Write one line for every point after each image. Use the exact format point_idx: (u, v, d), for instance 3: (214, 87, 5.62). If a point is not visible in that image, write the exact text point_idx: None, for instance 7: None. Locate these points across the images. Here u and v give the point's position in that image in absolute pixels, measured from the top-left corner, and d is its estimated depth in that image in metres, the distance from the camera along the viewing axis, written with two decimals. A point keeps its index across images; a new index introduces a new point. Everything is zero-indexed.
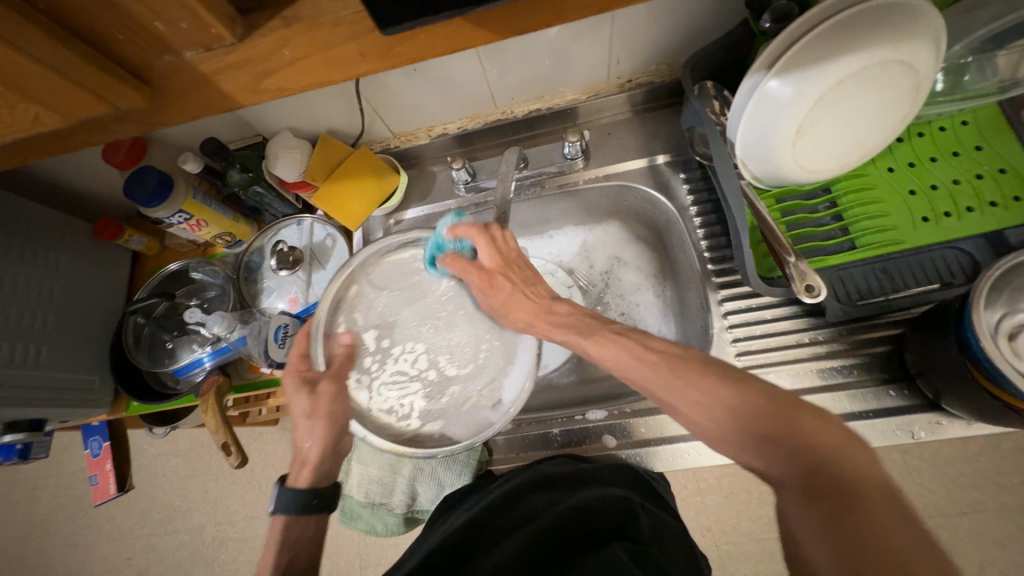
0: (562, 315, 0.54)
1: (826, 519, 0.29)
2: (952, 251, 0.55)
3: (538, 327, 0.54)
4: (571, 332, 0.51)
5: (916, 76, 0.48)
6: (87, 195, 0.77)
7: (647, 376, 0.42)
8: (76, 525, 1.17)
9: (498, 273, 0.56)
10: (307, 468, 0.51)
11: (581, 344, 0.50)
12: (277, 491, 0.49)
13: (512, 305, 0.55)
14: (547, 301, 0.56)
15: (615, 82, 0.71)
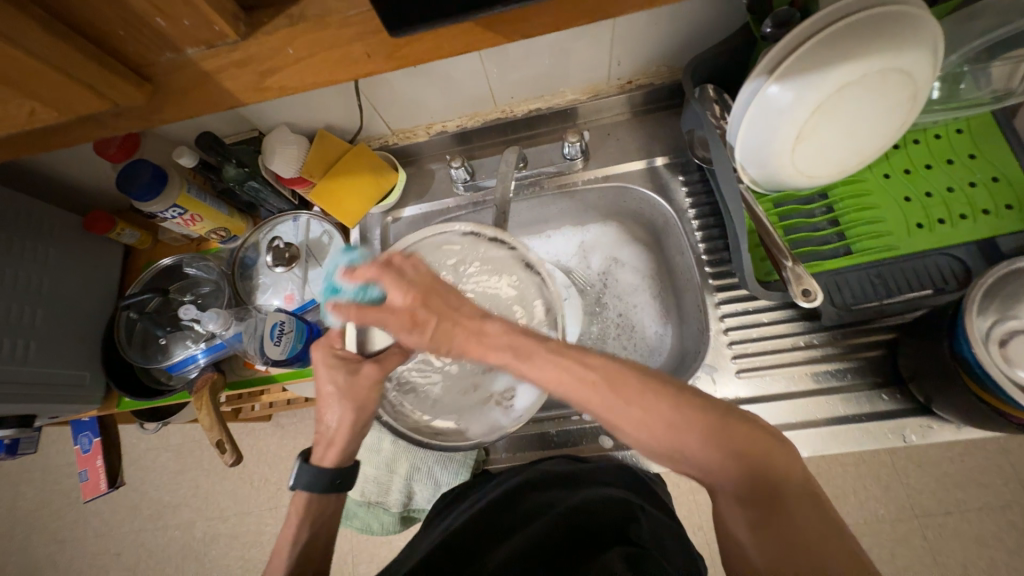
0: (496, 336, 0.46)
1: (764, 518, 0.35)
2: (945, 257, 0.56)
3: (469, 354, 0.47)
4: (507, 353, 0.45)
5: (914, 84, 0.49)
6: (78, 187, 0.76)
7: (585, 396, 0.41)
8: (63, 521, 1.15)
9: (416, 307, 0.48)
10: (333, 448, 0.51)
11: (520, 369, 0.44)
12: (299, 468, 0.50)
13: (442, 337, 0.47)
14: (477, 319, 0.47)
15: (615, 83, 0.71)
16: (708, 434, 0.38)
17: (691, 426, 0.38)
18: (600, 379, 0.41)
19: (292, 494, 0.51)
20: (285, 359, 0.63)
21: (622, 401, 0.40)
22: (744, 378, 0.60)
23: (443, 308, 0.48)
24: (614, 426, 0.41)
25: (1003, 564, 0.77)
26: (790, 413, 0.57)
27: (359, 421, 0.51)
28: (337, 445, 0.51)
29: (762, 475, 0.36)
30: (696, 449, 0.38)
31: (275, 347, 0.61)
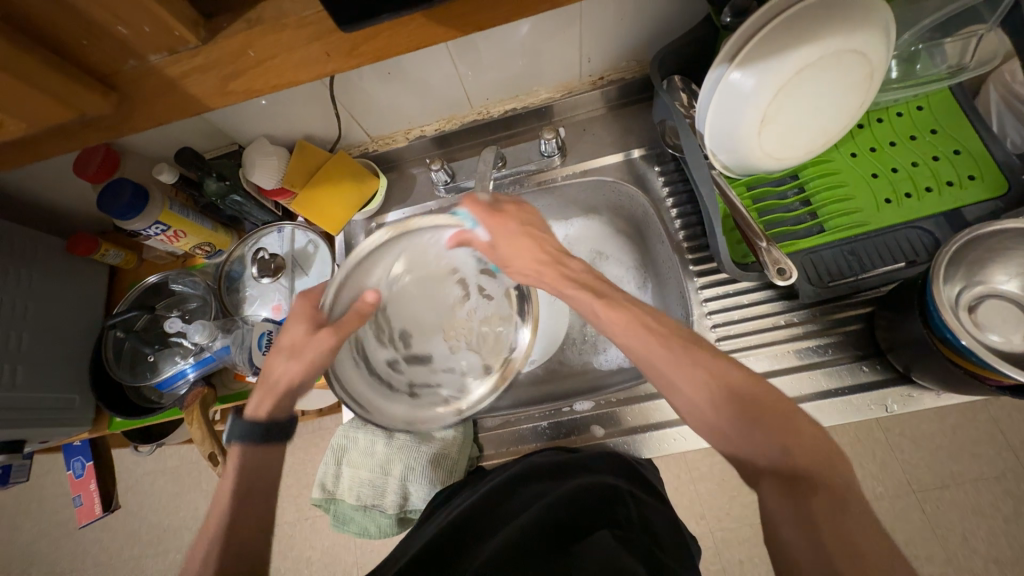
0: (574, 269, 0.56)
1: (802, 499, 0.36)
2: (915, 231, 0.57)
3: (552, 285, 0.56)
4: (584, 288, 0.54)
5: (870, 64, 0.50)
6: (59, 210, 0.76)
7: (645, 346, 0.47)
8: (60, 552, 1.13)
9: (522, 219, 0.59)
10: (270, 402, 0.53)
11: (591, 303, 0.52)
12: (234, 423, 0.51)
13: (516, 250, 0.57)
14: (562, 252, 0.58)
15: (587, 79, 0.72)
16: (773, 422, 0.40)
17: (766, 401, 0.41)
18: (668, 345, 0.46)
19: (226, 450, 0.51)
20: None
21: (680, 352, 0.45)
22: None
23: (518, 242, 0.58)
24: (667, 388, 0.46)
25: (1002, 533, 0.78)
26: None
27: (305, 380, 0.53)
28: (275, 398, 0.53)
29: (806, 462, 0.37)
30: (755, 434, 0.40)
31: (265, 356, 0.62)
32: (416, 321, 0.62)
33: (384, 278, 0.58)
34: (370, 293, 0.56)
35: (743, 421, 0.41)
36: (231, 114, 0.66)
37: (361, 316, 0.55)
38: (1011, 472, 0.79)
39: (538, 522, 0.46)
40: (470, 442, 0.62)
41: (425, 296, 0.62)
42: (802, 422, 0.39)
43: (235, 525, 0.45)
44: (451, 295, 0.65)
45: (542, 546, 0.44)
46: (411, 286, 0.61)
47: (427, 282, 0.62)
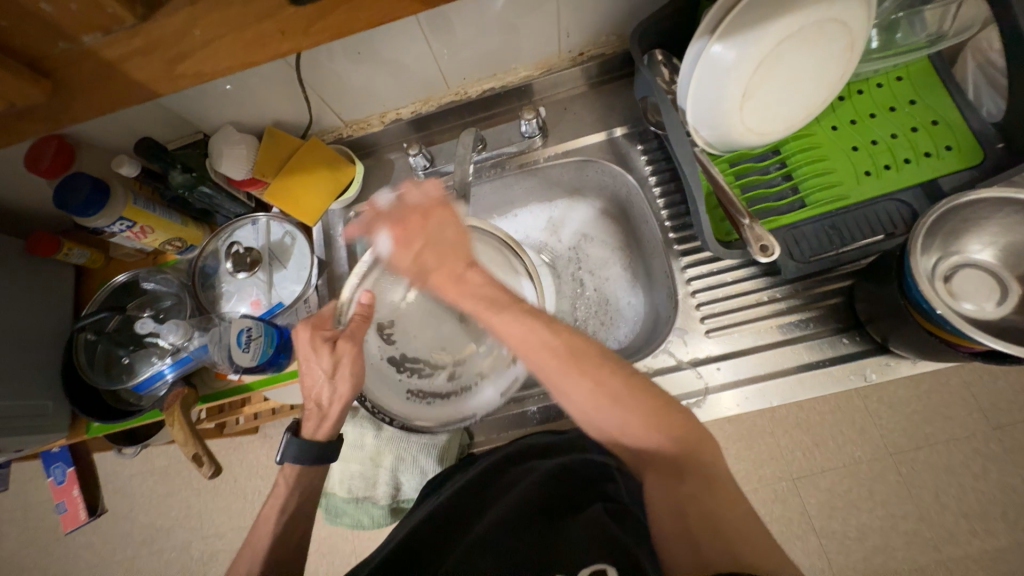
0: (473, 284, 0.52)
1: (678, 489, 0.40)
2: (894, 203, 0.58)
3: (448, 293, 0.53)
4: (482, 301, 0.50)
5: (850, 33, 0.50)
6: (16, 207, 0.72)
7: (551, 361, 0.44)
8: (50, 557, 1.11)
9: (421, 222, 0.55)
10: (326, 423, 0.53)
11: (488, 316, 0.49)
12: (287, 442, 0.52)
13: (432, 257, 0.54)
14: (460, 266, 0.53)
15: (567, 56, 0.70)
16: (664, 423, 0.41)
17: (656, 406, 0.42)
18: (564, 353, 0.44)
19: (281, 469, 0.53)
20: (257, 365, 0.61)
21: (574, 368, 0.43)
22: (715, 337, 0.61)
23: (436, 246, 0.55)
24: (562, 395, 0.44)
25: (971, 489, 0.82)
26: (759, 366, 0.59)
27: (349, 396, 0.52)
28: (330, 419, 0.53)
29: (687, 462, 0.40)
30: (650, 438, 0.41)
31: (245, 354, 0.60)
32: (432, 336, 0.59)
33: (382, 303, 0.58)
34: (363, 295, 0.55)
35: (635, 429, 0.41)
36: (193, 101, 0.62)
37: (365, 319, 0.54)
38: (979, 432, 0.83)
39: (522, 502, 0.45)
40: (459, 430, 0.60)
41: (432, 308, 0.59)
42: (693, 426, 0.42)
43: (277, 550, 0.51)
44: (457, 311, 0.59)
45: (527, 524, 0.42)
46: (410, 305, 0.59)
47: (425, 297, 0.59)
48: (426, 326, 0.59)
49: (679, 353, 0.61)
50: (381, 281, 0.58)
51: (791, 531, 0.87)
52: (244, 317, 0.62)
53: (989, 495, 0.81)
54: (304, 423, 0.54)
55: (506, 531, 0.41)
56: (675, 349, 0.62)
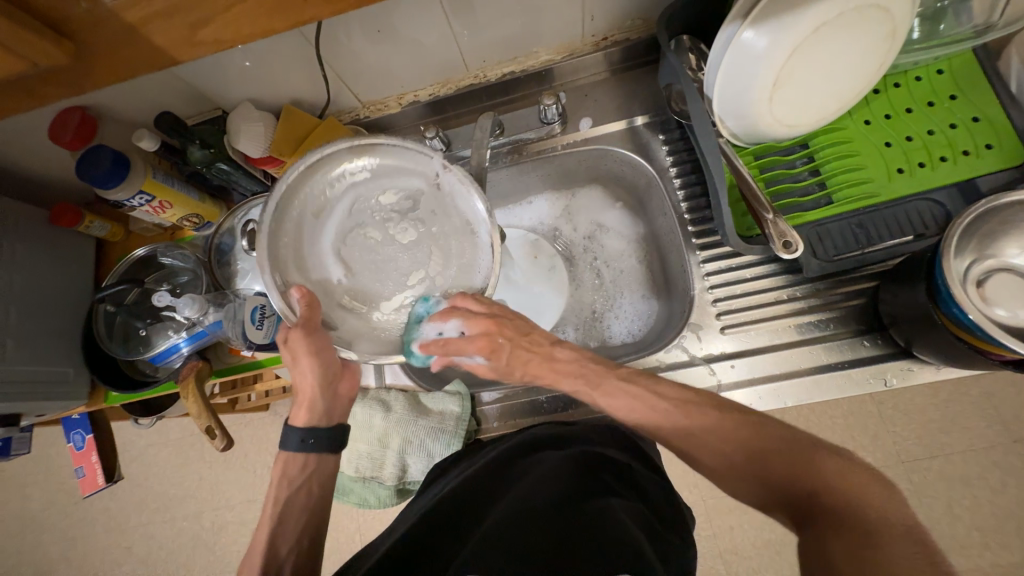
0: (565, 360, 0.53)
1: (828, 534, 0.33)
2: (927, 203, 0.55)
3: (539, 376, 0.54)
4: (579, 381, 0.51)
5: (892, 21, 0.47)
6: (41, 178, 0.73)
7: (656, 422, 0.45)
8: (70, 519, 1.16)
9: (493, 334, 0.52)
10: (304, 408, 0.56)
11: (590, 396, 0.50)
12: (285, 431, 0.54)
13: (518, 362, 0.54)
14: (547, 343, 0.54)
15: (590, 40, 0.68)
16: (791, 465, 0.37)
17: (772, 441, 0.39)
18: (673, 408, 0.45)
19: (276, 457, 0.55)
20: (268, 342, 0.62)
21: (690, 420, 0.43)
22: (729, 334, 0.60)
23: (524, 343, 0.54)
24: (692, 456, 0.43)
25: (986, 501, 0.80)
26: (775, 366, 0.58)
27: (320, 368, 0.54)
28: (311, 403, 0.55)
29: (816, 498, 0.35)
30: (777, 476, 0.37)
31: (257, 330, 0.60)
32: (388, 265, 0.56)
33: (317, 282, 0.54)
34: (294, 291, 0.50)
35: (763, 473, 0.38)
36: (211, 76, 0.62)
37: (316, 307, 0.50)
38: (998, 444, 0.80)
39: (534, 491, 0.44)
40: (467, 417, 0.62)
41: (367, 247, 0.56)
42: (827, 459, 0.37)
43: (274, 553, 0.50)
44: (375, 223, 0.56)
45: (541, 511, 0.41)
46: (349, 261, 0.55)
47: (353, 242, 0.55)
48: (382, 263, 0.56)
49: (693, 349, 0.60)
50: (305, 274, 0.53)
51: None
52: (256, 293, 0.63)
53: (1004, 508, 0.79)
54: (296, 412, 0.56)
55: (519, 518, 0.41)
56: (688, 345, 0.61)
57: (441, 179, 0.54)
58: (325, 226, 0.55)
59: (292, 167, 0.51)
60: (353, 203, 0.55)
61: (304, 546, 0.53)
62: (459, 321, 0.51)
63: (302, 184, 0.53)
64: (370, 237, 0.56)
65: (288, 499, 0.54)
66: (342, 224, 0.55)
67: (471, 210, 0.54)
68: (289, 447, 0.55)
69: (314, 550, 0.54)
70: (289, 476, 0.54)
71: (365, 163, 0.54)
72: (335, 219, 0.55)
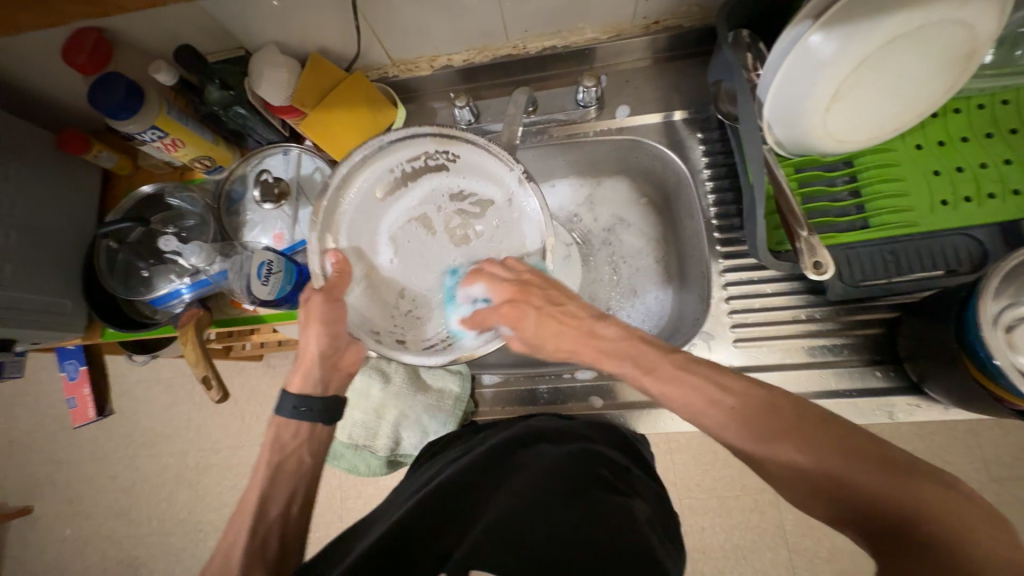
0: (609, 338, 0.49)
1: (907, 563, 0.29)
2: (965, 239, 0.53)
3: (581, 355, 0.50)
4: (627, 364, 0.46)
5: (972, 42, 0.44)
6: (49, 99, 0.70)
7: (700, 409, 0.41)
8: (57, 444, 1.17)
9: (524, 299, 0.50)
10: (298, 375, 0.55)
11: (641, 381, 0.45)
12: (279, 397, 0.55)
13: (546, 335, 0.50)
14: (590, 320, 0.50)
15: (640, 22, 0.64)
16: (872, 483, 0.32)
17: (861, 457, 0.33)
18: (742, 408, 0.39)
19: (271, 420, 0.55)
20: (273, 299, 0.61)
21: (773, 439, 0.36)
22: (740, 347, 0.59)
23: (556, 312, 0.51)
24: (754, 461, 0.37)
25: None
26: (782, 385, 0.57)
27: (324, 337, 0.53)
28: (308, 370, 0.55)
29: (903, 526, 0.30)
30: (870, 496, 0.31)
31: (263, 286, 0.59)
32: (430, 259, 0.56)
33: (357, 253, 0.54)
34: (329, 256, 0.51)
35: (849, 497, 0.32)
36: (238, 11, 0.58)
37: (347, 276, 0.51)
38: (975, 481, 0.81)
39: (535, 490, 0.43)
40: (466, 399, 0.62)
41: (421, 237, 0.56)
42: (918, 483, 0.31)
43: (263, 514, 0.51)
44: (436, 217, 0.57)
45: (540, 513, 0.40)
46: (399, 246, 0.56)
47: (407, 229, 0.56)
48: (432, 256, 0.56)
49: (702, 358, 0.59)
50: (346, 241, 0.53)
51: (765, 542, 0.88)
52: (265, 249, 0.61)
53: None
54: (292, 378, 0.56)
55: (519, 518, 0.40)
56: (697, 352, 0.60)
57: (516, 194, 0.53)
58: (387, 209, 0.56)
59: (375, 141, 0.51)
60: (429, 194, 0.57)
61: (294, 514, 0.53)
62: (481, 285, 0.52)
63: (382, 159, 0.53)
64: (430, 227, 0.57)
65: (281, 463, 0.54)
66: (408, 210, 0.56)
67: (533, 238, 0.53)
68: (283, 413, 0.54)
69: (305, 508, 0.55)
70: (281, 442, 0.54)
71: (449, 154, 0.54)
72: (400, 204, 0.56)
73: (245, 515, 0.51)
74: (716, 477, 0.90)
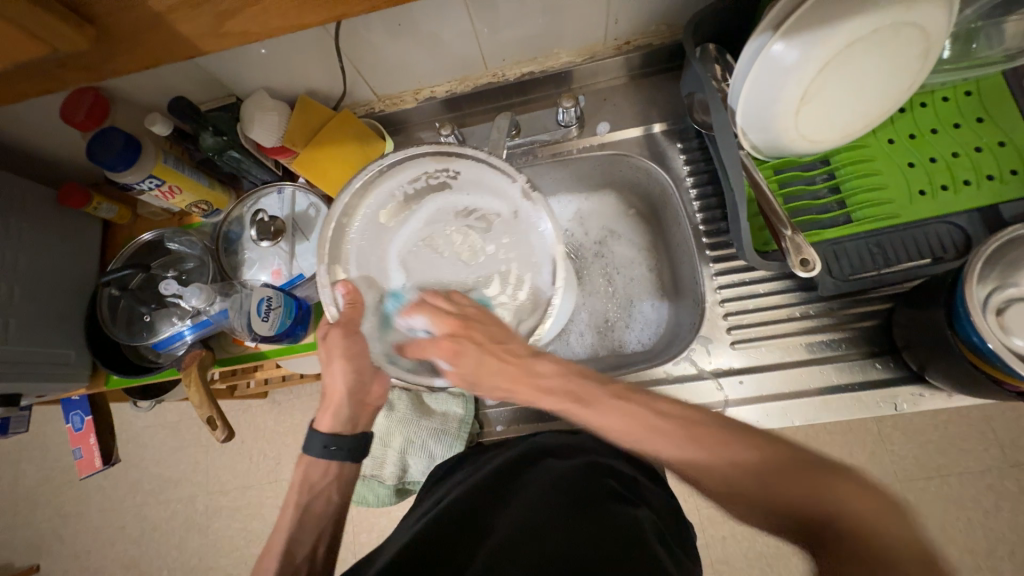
0: (548, 377, 0.47)
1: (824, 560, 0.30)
2: (946, 226, 0.54)
3: (522, 392, 0.48)
4: (565, 399, 0.45)
5: (927, 41, 0.46)
6: (50, 157, 0.72)
7: (667, 450, 0.39)
8: (63, 498, 1.16)
9: (465, 332, 0.50)
10: (326, 412, 0.54)
11: (576, 415, 0.44)
12: (308, 436, 0.54)
13: (482, 373, 0.49)
14: (526, 356, 0.49)
15: (612, 43, 0.67)
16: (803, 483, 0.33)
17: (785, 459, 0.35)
18: (674, 430, 0.39)
19: (298, 460, 0.55)
20: (274, 334, 0.61)
21: (703, 450, 0.37)
22: (739, 349, 0.59)
23: (498, 350, 0.49)
24: (695, 480, 0.38)
25: (980, 526, 0.79)
26: (783, 384, 0.57)
27: (348, 369, 0.53)
28: (332, 407, 0.54)
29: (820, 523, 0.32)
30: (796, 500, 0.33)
31: (264, 322, 0.60)
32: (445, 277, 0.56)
33: (367, 279, 0.54)
34: (340, 286, 0.52)
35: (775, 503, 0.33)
36: (228, 61, 0.61)
37: (359, 306, 0.52)
38: (995, 468, 0.80)
39: (544, 502, 0.43)
40: (471, 420, 0.61)
41: (431, 256, 0.57)
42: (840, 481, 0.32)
43: (291, 556, 0.51)
44: (444, 236, 0.58)
45: (552, 520, 0.41)
46: (409, 269, 0.56)
47: (417, 252, 0.57)
48: (446, 273, 0.57)
49: (701, 362, 0.60)
50: (356, 270, 0.54)
51: (789, 548, 0.86)
52: (264, 285, 0.62)
53: (998, 533, 0.78)
54: (319, 417, 0.55)
55: (530, 529, 0.40)
56: (696, 357, 0.60)
57: (521, 207, 0.55)
58: (396, 232, 0.57)
59: (374, 165, 0.53)
60: (436, 214, 0.58)
61: (321, 555, 0.53)
62: (423, 318, 0.51)
63: (384, 184, 0.56)
64: (440, 246, 0.57)
65: (309, 504, 0.53)
66: (416, 232, 0.57)
67: (543, 244, 0.55)
68: (312, 452, 0.54)
69: (331, 549, 0.54)
70: (310, 482, 0.54)
71: (449, 172, 0.56)
72: (408, 227, 0.57)
73: (273, 558, 0.50)
74: None
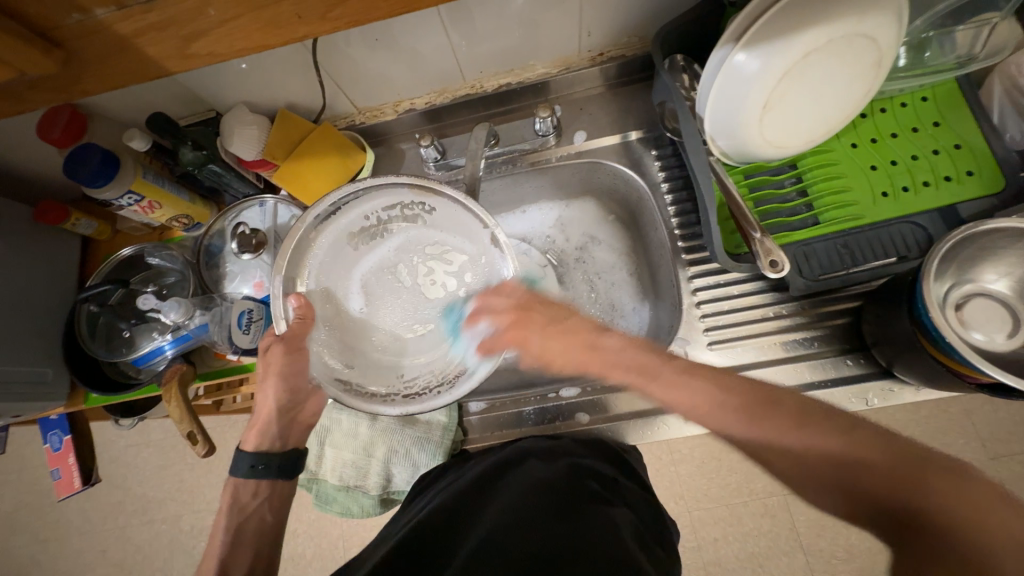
0: (613, 348, 0.51)
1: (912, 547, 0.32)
2: (909, 226, 0.56)
3: (591, 368, 0.52)
4: (632, 372, 0.50)
5: (878, 51, 0.49)
6: (27, 174, 0.72)
7: (722, 420, 0.43)
8: (43, 521, 1.13)
9: (527, 313, 0.53)
10: (254, 431, 0.57)
11: (644, 388, 0.49)
12: (235, 457, 0.56)
13: (550, 353, 0.53)
14: (591, 334, 0.53)
15: (586, 55, 0.69)
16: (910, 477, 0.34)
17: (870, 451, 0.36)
18: (743, 406, 0.43)
19: (226, 484, 0.56)
20: (254, 347, 0.62)
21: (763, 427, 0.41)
22: (716, 349, 0.61)
23: (556, 330, 0.53)
24: (765, 457, 0.41)
25: None
26: (760, 382, 0.58)
27: (278, 391, 0.55)
28: (258, 425, 0.57)
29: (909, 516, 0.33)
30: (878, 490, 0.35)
31: (244, 335, 0.60)
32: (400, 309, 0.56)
33: (326, 294, 0.55)
34: (293, 300, 0.52)
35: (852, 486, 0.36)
36: (207, 77, 0.62)
37: (308, 321, 0.52)
38: (976, 460, 0.82)
39: (525, 504, 0.44)
40: (455, 427, 0.62)
41: (393, 284, 0.57)
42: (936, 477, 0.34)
43: None
44: (410, 267, 0.57)
45: (532, 522, 0.41)
46: (370, 295, 0.56)
47: (381, 278, 0.57)
48: (404, 305, 0.56)
49: None
50: (316, 284, 0.54)
51: (780, 547, 0.86)
52: (245, 298, 0.63)
53: None
54: (247, 436, 0.57)
55: (508, 530, 0.41)
56: None
57: (490, 251, 0.55)
58: (364, 257, 0.57)
59: (351, 188, 0.52)
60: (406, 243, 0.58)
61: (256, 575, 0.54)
62: (485, 321, 0.52)
63: (357, 208, 0.55)
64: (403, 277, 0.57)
65: (240, 525, 0.55)
66: (383, 258, 0.57)
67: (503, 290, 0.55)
68: (239, 473, 0.56)
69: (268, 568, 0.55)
70: (240, 503, 0.56)
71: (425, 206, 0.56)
72: (377, 252, 0.57)
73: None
74: (721, 485, 0.89)
